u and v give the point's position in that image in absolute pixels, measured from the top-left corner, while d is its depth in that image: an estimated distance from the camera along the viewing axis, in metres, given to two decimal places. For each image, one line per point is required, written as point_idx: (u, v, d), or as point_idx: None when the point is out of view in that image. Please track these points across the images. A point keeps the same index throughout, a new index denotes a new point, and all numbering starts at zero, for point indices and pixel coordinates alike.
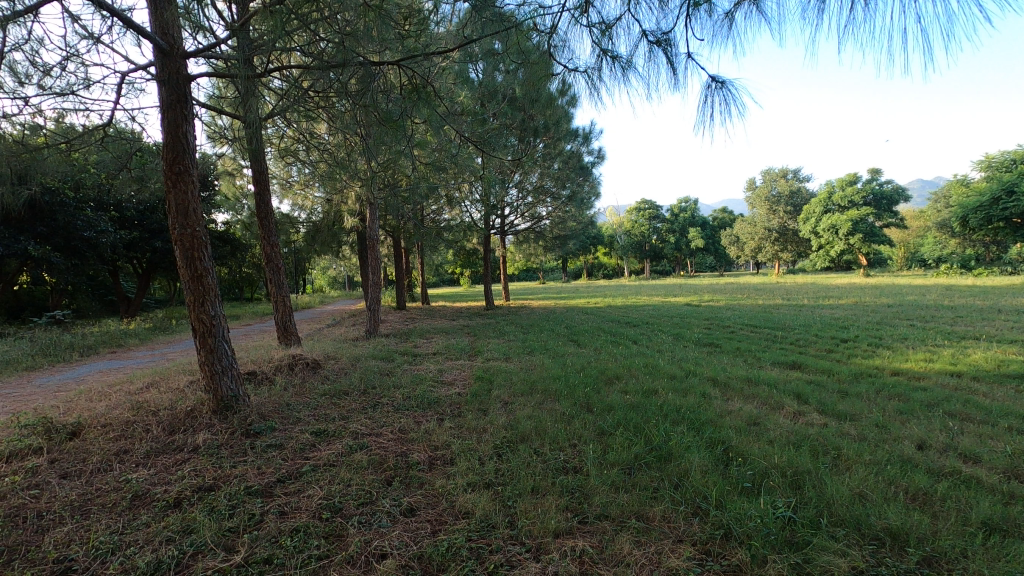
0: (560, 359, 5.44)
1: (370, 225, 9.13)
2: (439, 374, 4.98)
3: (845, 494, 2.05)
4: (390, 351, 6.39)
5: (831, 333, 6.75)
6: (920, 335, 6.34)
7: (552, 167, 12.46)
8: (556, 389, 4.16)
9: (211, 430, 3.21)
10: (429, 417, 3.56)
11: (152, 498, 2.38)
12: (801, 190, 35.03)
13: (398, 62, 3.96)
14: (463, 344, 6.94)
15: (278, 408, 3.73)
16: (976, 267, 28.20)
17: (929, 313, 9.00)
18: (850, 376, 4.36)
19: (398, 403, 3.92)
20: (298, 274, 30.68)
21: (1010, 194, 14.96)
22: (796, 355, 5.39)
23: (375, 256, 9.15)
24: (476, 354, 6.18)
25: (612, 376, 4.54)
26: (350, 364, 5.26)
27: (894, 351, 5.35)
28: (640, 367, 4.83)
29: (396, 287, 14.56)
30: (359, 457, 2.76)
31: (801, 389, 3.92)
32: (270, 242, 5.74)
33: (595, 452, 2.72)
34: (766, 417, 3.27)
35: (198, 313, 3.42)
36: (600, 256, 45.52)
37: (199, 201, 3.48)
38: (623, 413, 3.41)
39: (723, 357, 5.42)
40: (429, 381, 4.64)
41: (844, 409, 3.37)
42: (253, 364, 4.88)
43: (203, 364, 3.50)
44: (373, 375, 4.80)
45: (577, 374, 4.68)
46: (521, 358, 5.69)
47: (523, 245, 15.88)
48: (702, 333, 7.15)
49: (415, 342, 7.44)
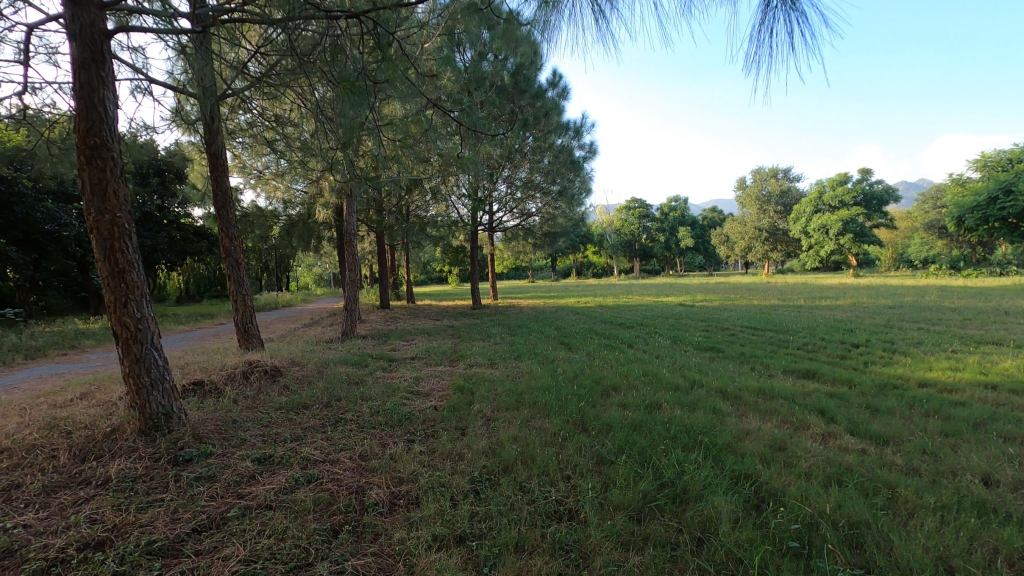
0: (550, 366, 4.93)
1: (348, 219, 8.54)
2: (415, 384, 4.44)
3: (924, 561, 1.57)
4: (365, 355, 5.84)
5: (839, 337, 6.31)
6: (936, 340, 5.90)
7: (542, 161, 11.96)
8: (546, 402, 3.66)
9: (131, 458, 2.66)
10: (397, 438, 3.04)
11: (22, 557, 1.83)
12: (791, 189, 34.90)
13: (360, 16, 3.42)
14: (445, 348, 6.39)
15: (220, 427, 3.18)
16: (964, 267, 28.18)
17: (933, 315, 8.63)
18: (873, 387, 3.90)
19: (363, 420, 3.40)
20: (280, 271, 29.88)
21: (1006, 195, 14.71)
22: (808, 363, 4.93)
23: (353, 252, 8.57)
24: (458, 359, 5.64)
25: (608, 387, 4.04)
26: (315, 371, 4.71)
27: (913, 358, 4.90)
28: (639, 377, 4.33)
29: (379, 286, 13.97)
30: (302, 496, 2.23)
31: (824, 403, 3.44)
32: (229, 234, 5.14)
33: (595, 491, 2.22)
34: (791, 440, 2.80)
35: (119, 315, 2.84)
36: (589, 254, 45.01)
37: (124, 182, 2.91)
38: (625, 434, 2.91)
39: (728, 364, 4.94)
40: (402, 392, 4.11)
41: (880, 430, 2.90)
42: (203, 371, 4.31)
43: (126, 377, 2.93)
44: (340, 385, 4.26)
45: (570, 383, 4.18)
46: (508, 364, 5.18)
47: (512, 242, 15.35)
48: (702, 337, 6.67)
49: (394, 344, 6.88)
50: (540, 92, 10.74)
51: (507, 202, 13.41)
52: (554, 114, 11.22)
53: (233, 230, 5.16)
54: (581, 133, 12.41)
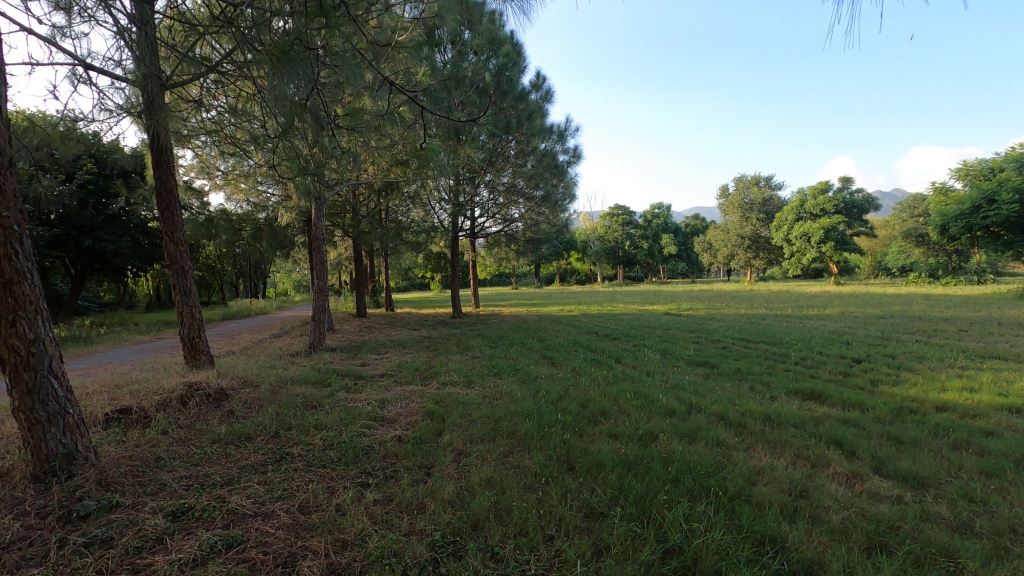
0: (532, 385, 4.48)
1: (316, 224, 8.00)
2: (380, 408, 3.96)
3: None
4: (328, 372, 5.32)
5: (838, 351, 5.96)
6: (940, 355, 5.56)
7: (525, 166, 11.54)
8: (526, 432, 3.21)
9: (8, 518, 2.13)
10: (349, 482, 2.57)
11: None
12: (773, 198, 35.01)
13: None
14: (419, 363, 5.91)
15: (138, 469, 2.66)
16: (943, 276, 28.40)
17: (927, 326, 8.38)
18: (889, 411, 3.52)
19: (314, 456, 2.92)
20: (256, 277, 29.02)
21: (990, 204, 14.70)
22: (810, 381, 4.56)
23: (322, 259, 7.99)
24: (431, 377, 5.14)
25: (595, 412, 3.60)
26: (268, 393, 4.19)
27: (922, 376, 4.55)
28: (631, 400, 3.89)
29: (354, 293, 13.38)
30: (211, 572, 1.74)
31: (840, 433, 3.04)
32: (174, 238, 4.59)
33: (586, 563, 1.77)
34: (810, 482, 2.40)
35: (4, 338, 2.30)
36: (573, 262, 44.63)
37: (12, 173, 2.39)
38: (618, 477, 2.47)
39: (725, 383, 4.54)
40: (363, 417, 3.63)
41: (912, 468, 2.51)
42: (136, 395, 3.77)
43: (16, 412, 2.40)
44: (293, 409, 3.76)
45: (554, 407, 3.74)
46: (485, 382, 4.72)
47: (494, 248, 14.91)
48: (694, 351, 6.27)
49: (364, 359, 6.36)
50: (523, 94, 10.50)
51: (489, 208, 12.94)
52: (538, 117, 10.89)
53: (179, 234, 4.62)
54: (565, 137, 12.06)
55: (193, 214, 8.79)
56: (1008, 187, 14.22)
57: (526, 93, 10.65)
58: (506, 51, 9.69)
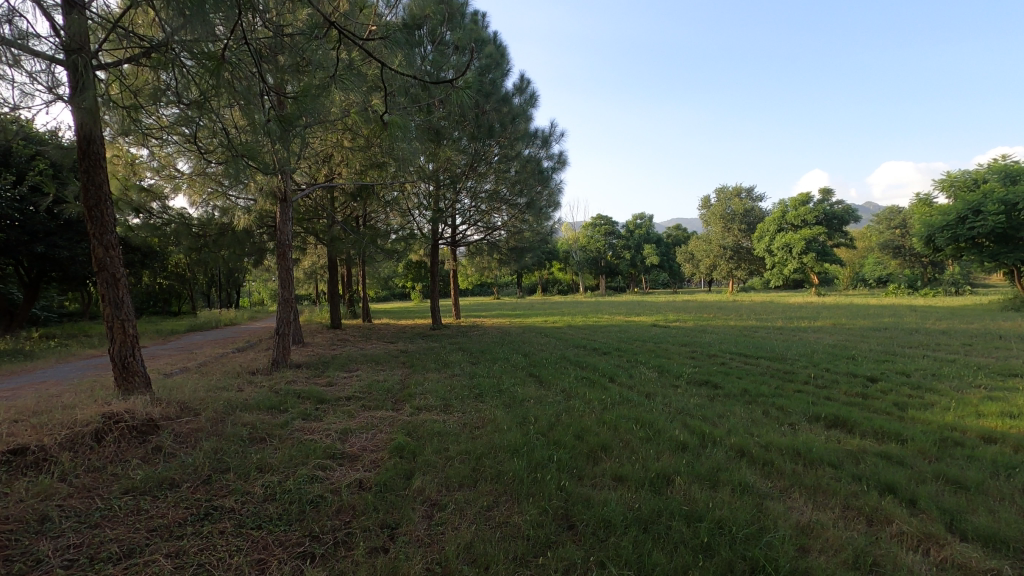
0: (518, 411, 3.93)
1: (281, 229, 7.28)
2: (343, 441, 3.37)
3: None
4: (288, 395, 4.70)
5: (848, 368, 5.52)
6: (958, 373, 5.15)
7: (508, 172, 10.96)
8: (515, 476, 2.65)
9: None
10: (287, 554, 1.98)
11: None
12: (754, 208, 35.01)
13: None
14: (391, 383, 5.32)
15: (11, 538, 2.04)
16: (922, 287, 28.64)
17: (928, 339, 8.01)
18: (931, 444, 3.05)
19: (249, 511, 2.33)
20: (228, 284, 27.95)
21: (975, 214, 14.62)
22: (828, 405, 4.08)
23: (288, 267, 7.26)
24: (405, 400, 4.56)
25: (595, 446, 3.06)
26: (210, 423, 3.58)
27: (950, 398, 4.10)
28: (634, 430, 3.37)
29: (329, 304, 12.68)
30: None
31: (888, 475, 2.55)
32: (104, 241, 3.92)
33: None
34: (878, 550, 1.89)
35: None
36: (555, 271, 44.19)
37: None
38: (635, 547, 1.92)
39: (735, 407, 4.06)
40: (319, 454, 3.04)
41: (996, 527, 2.02)
42: (42, 428, 3.11)
43: None
44: (236, 445, 3.15)
45: (546, 440, 3.19)
46: (465, 407, 4.17)
47: (475, 257, 14.36)
48: (692, 368, 5.78)
49: (331, 378, 5.74)
50: (506, 97, 10.22)
51: (471, 215, 12.37)
52: (522, 121, 10.55)
53: (110, 237, 3.96)
54: (549, 143, 11.54)
55: (150, 218, 8.08)
56: (994, 198, 14.17)
57: (510, 97, 10.37)
58: (489, 51, 9.57)
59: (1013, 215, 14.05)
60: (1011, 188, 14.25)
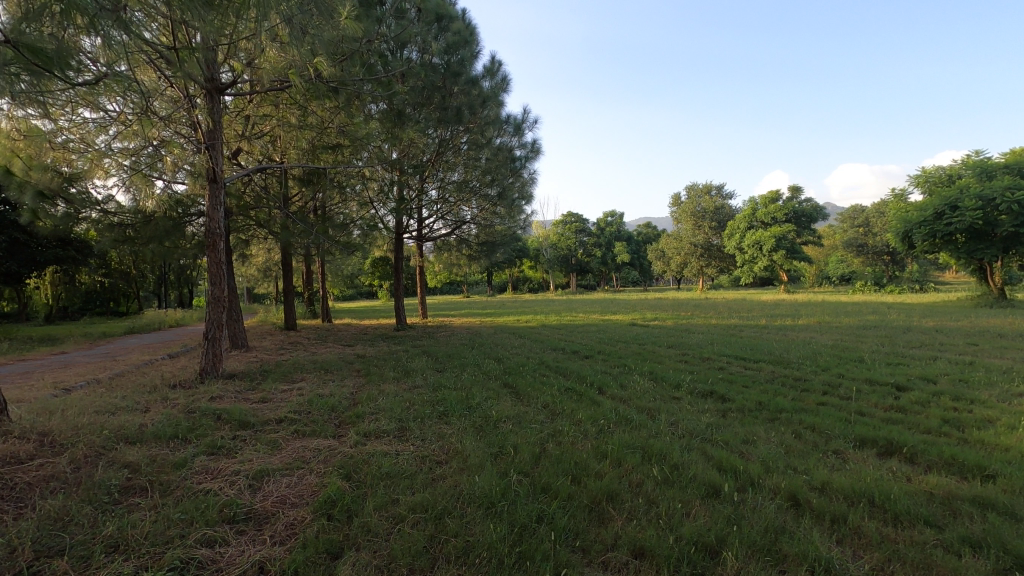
0: (492, 439, 3.08)
1: (210, 217, 6.02)
2: (258, 488, 2.49)
3: None
4: (204, 417, 3.74)
5: (864, 375, 4.85)
6: (991, 379, 4.53)
7: (479, 160, 10.18)
8: (494, 555, 1.80)
9: None
10: None
11: None
12: (725, 206, 34.90)
13: None
14: (337, 399, 4.40)
15: None
16: (888, 283, 28.92)
17: (928, 338, 7.48)
18: None
19: None
20: (178, 281, 26.11)
21: (953, 210, 14.40)
22: (867, 423, 3.37)
23: (219, 262, 5.92)
24: (352, 422, 3.67)
25: (598, 496, 2.25)
26: (73, 466, 2.62)
27: (1005, 413, 3.45)
28: (645, 467, 2.57)
29: (283, 305, 11.59)
30: None
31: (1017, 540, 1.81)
32: None
33: None
34: None
35: None
36: (525, 269, 43.30)
37: None
38: None
39: (759, 428, 3.31)
40: (214, 515, 2.15)
41: None
42: None
43: None
44: (95, 504, 2.22)
45: (532, 487, 2.36)
46: (427, 433, 3.31)
47: (443, 252, 13.41)
48: (691, 376, 5.04)
49: (267, 392, 4.79)
50: (475, 79, 9.32)
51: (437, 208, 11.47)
52: (492, 105, 9.69)
53: None
54: (521, 130, 10.70)
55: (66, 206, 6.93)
56: (971, 193, 13.98)
57: (479, 79, 9.48)
58: (456, 26, 8.75)
59: (990, 211, 13.90)
60: (986, 184, 14.09)
